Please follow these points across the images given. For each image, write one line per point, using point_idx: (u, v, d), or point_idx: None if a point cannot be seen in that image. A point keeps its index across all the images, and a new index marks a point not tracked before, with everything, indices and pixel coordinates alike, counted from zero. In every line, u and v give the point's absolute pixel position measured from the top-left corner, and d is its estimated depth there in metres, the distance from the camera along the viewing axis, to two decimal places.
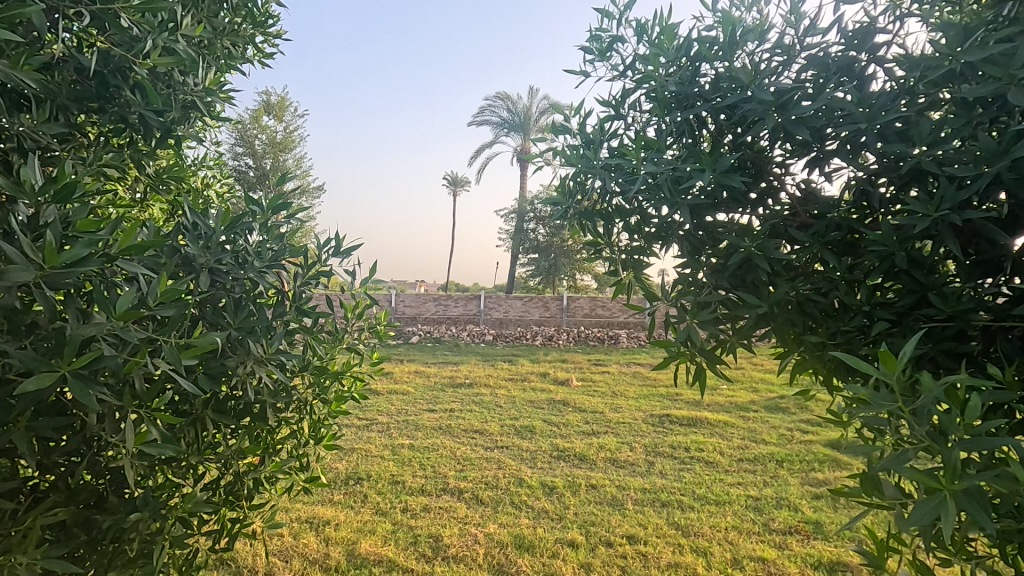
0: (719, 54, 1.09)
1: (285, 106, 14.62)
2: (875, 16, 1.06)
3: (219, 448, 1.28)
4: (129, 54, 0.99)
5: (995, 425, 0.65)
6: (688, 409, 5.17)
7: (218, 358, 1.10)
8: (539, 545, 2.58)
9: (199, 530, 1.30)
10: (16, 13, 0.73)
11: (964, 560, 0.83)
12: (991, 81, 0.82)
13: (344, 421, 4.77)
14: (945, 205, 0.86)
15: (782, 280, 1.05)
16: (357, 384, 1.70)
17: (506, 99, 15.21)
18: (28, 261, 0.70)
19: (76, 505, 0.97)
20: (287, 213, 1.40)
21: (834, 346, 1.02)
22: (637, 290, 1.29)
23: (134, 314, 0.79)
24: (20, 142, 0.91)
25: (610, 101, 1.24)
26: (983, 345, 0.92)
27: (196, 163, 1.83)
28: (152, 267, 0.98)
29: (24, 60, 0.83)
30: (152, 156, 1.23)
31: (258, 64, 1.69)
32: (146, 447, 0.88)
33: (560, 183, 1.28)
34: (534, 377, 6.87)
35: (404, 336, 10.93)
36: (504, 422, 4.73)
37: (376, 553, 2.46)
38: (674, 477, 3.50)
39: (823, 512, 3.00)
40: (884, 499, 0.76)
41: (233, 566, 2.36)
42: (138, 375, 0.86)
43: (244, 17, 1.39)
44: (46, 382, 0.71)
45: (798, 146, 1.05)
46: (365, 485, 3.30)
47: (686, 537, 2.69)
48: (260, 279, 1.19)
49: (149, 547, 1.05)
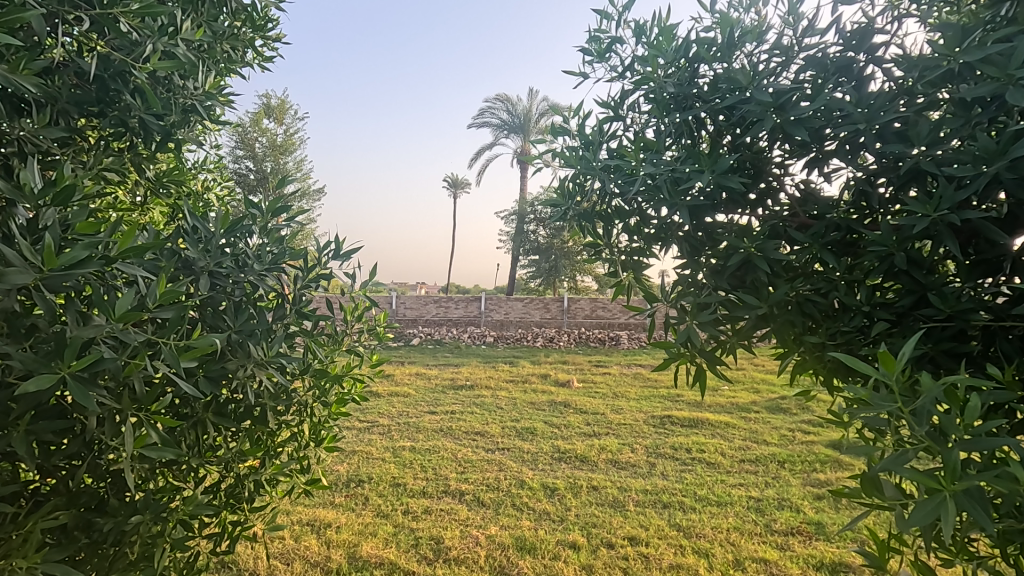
0: (717, 55, 1.09)
1: (285, 109, 14.66)
2: (873, 17, 1.06)
3: (220, 451, 1.28)
4: (129, 58, 0.99)
5: (996, 425, 0.64)
6: (689, 410, 5.17)
7: (218, 361, 1.10)
8: (541, 547, 2.57)
9: (200, 533, 1.29)
10: (16, 17, 0.73)
11: (965, 561, 0.82)
12: (990, 81, 0.82)
13: (344, 423, 4.78)
14: (945, 205, 0.86)
15: (781, 281, 1.04)
16: (357, 386, 1.70)
17: (506, 101, 15.18)
18: (27, 264, 0.70)
19: (77, 509, 0.96)
20: (287, 216, 1.40)
21: (834, 347, 1.02)
22: (637, 291, 1.29)
23: (132, 317, 0.78)
24: (20, 146, 0.91)
25: (610, 102, 1.24)
26: (982, 345, 0.91)
27: (198, 167, 1.83)
28: (152, 269, 0.98)
29: (23, 63, 0.83)
30: (153, 160, 1.24)
31: (258, 68, 1.69)
32: (146, 451, 0.88)
33: (559, 185, 1.29)
34: (536, 379, 6.86)
35: (405, 338, 10.92)
36: (505, 423, 4.73)
37: (377, 555, 2.46)
38: (675, 478, 3.50)
39: (825, 513, 2.99)
40: (884, 500, 0.75)
41: (234, 568, 2.37)
42: (137, 378, 0.85)
43: (244, 21, 1.40)
44: (45, 384, 0.70)
45: (797, 147, 1.06)
46: (366, 487, 3.29)
47: (687, 538, 2.69)
48: (261, 282, 1.19)
49: (149, 550, 1.07)
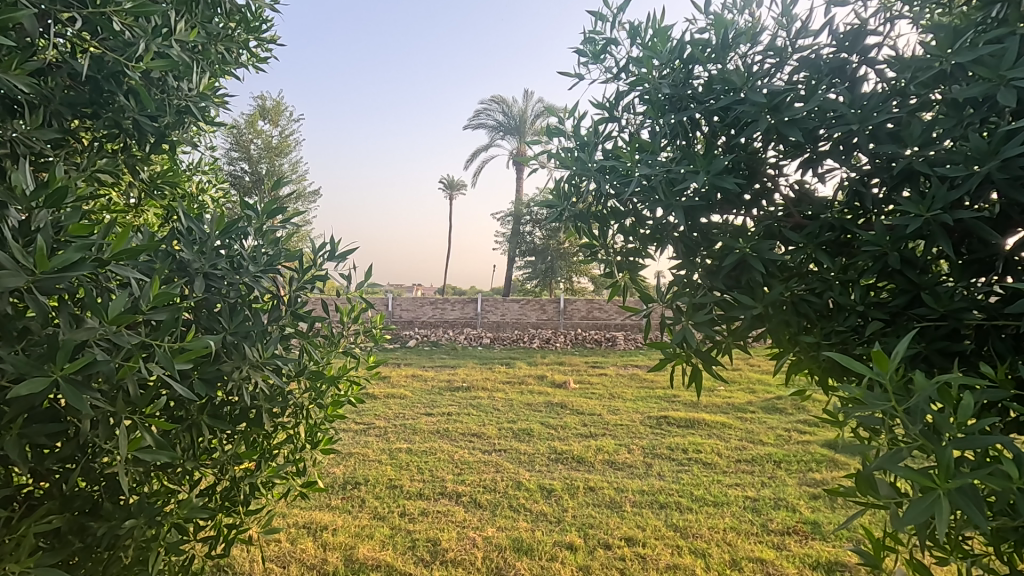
0: (712, 56, 1.10)
1: (280, 110, 14.62)
2: (867, 18, 1.07)
3: (215, 454, 1.28)
4: (123, 58, 0.99)
5: (989, 423, 0.64)
6: (687, 411, 5.18)
7: (213, 364, 1.10)
8: (538, 548, 2.57)
9: (196, 536, 1.29)
10: (7, 17, 0.73)
11: (960, 558, 0.82)
12: (981, 82, 0.82)
13: (341, 425, 4.77)
14: (938, 205, 0.86)
15: (777, 281, 1.05)
16: (353, 388, 1.68)
17: (502, 101, 15.15)
18: (18, 266, 0.69)
19: (70, 512, 0.95)
20: (282, 218, 1.40)
21: (829, 346, 1.03)
22: (632, 292, 1.30)
23: (127, 319, 0.78)
24: (13, 147, 0.90)
25: (605, 103, 1.24)
26: (976, 344, 0.92)
27: (192, 168, 1.83)
28: (146, 271, 0.99)
29: (15, 63, 0.82)
30: (147, 161, 1.23)
31: (252, 69, 1.69)
32: (141, 454, 0.88)
33: (555, 186, 1.29)
34: (533, 380, 6.85)
35: (401, 339, 10.92)
36: (502, 425, 4.72)
37: (374, 558, 2.45)
38: (672, 479, 3.51)
39: (821, 512, 3.00)
40: (879, 499, 0.76)
41: (231, 571, 2.36)
42: (132, 381, 0.85)
43: (238, 22, 1.40)
44: (40, 386, 0.69)
45: (792, 147, 1.07)
46: (363, 489, 3.29)
47: (684, 539, 2.69)
48: (256, 284, 1.19)
49: (144, 554, 1.07)
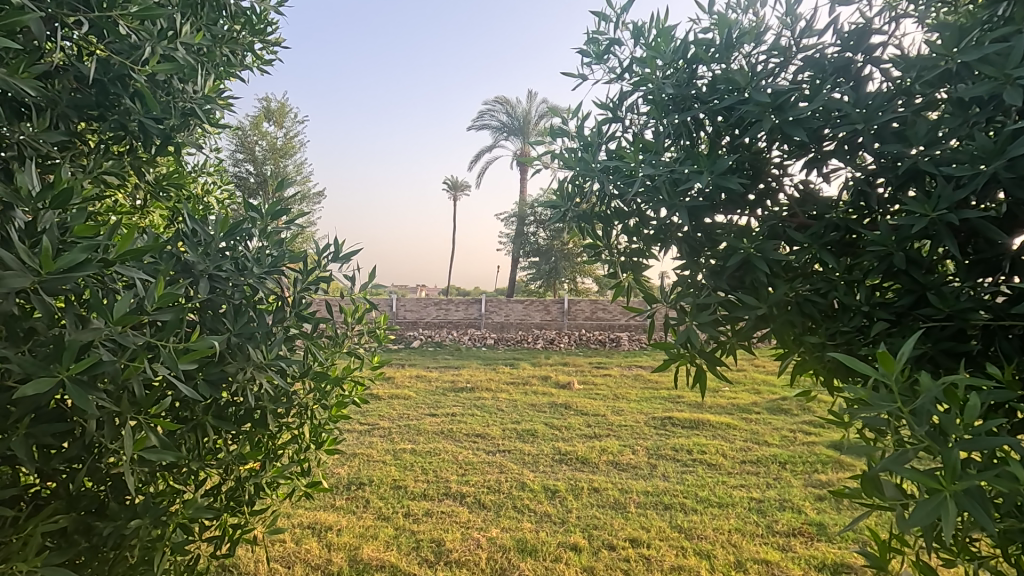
0: (715, 56, 1.10)
1: (285, 111, 14.68)
2: (871, 16, 1.06)
3: (220, 454, 1.28)
4: (128, 61, 0.99)
5: (995, 425, 0.64)
6: (691, 412, 5.16)
7: (217, 364, 1.10)
8: (542, 549, 2.57)
9: (200, 536, 1.29)
10: (15, 21, 0.73)
11: (967, 560, 0.81)
12: (987, 81, 0.82)
13: (345, 425, 4.78)
14: (943, 205, 0.86)
15: (781, 281, 1.05)
16: (357, 388, 1.69)
17: (506, 102, 15.17)
18: (25, 267, 0.70)
19: (77, 512, 0.96)
20: (287, 219, 1.40)
21: (834, 347, 1.02)
22: (636, 293, 1.29)
23: (132, 319, 0.78)
24: (20, 150, 0.91)
25: (609, 103, 1.24)
26: (982, 344, 0.91)
27: (198, 170, 1.84)
28: (151, 273, 1.00)
29: (23, 67, 0.83)
30: (153, 163, 1.23)
31: (257, 72, 1.70)
32: (146, 454, 0.89)
33: (559, 186, 1.29)
34: (537, 381, 6.85)
35: (405, 339, 10.95)
36: (505, 426, 4.71)
37: (378, 558, 2.45)
38: (676, 480, 3.50)
39: (827, 513, 2.99)
40: (885, 500, 0.76)
41: (235, 571, 2.36)
42: (136, 381, 0.85)
43: (243, 24, 1.41)
44: (46, 386, 0.70)
45: (796, 147, 1.06)
46: (367, 490, 3.29)
47: (689, 540, 2.68)
48: (260, 285, 1.20)
49: (149, 553, 1.07)
